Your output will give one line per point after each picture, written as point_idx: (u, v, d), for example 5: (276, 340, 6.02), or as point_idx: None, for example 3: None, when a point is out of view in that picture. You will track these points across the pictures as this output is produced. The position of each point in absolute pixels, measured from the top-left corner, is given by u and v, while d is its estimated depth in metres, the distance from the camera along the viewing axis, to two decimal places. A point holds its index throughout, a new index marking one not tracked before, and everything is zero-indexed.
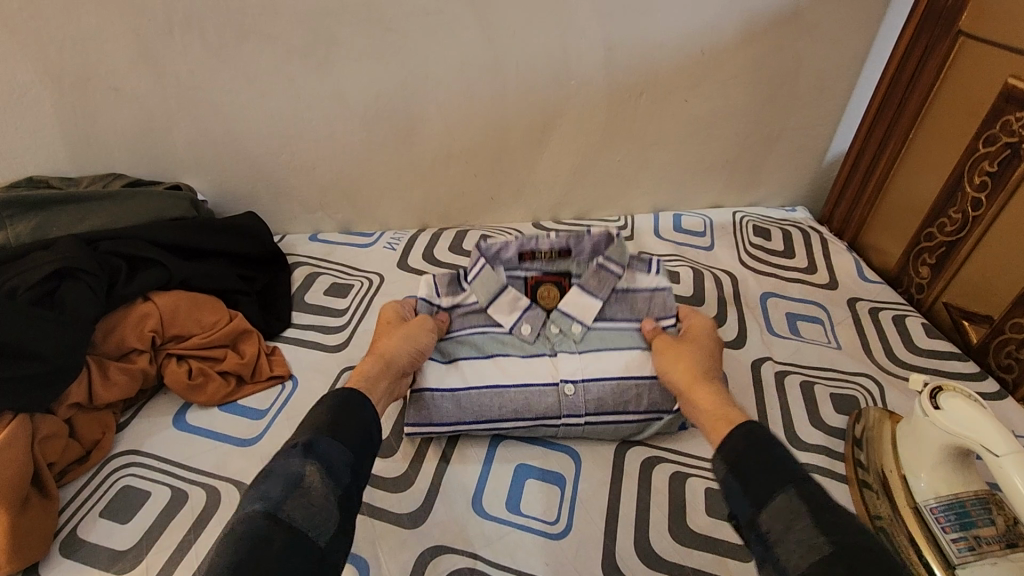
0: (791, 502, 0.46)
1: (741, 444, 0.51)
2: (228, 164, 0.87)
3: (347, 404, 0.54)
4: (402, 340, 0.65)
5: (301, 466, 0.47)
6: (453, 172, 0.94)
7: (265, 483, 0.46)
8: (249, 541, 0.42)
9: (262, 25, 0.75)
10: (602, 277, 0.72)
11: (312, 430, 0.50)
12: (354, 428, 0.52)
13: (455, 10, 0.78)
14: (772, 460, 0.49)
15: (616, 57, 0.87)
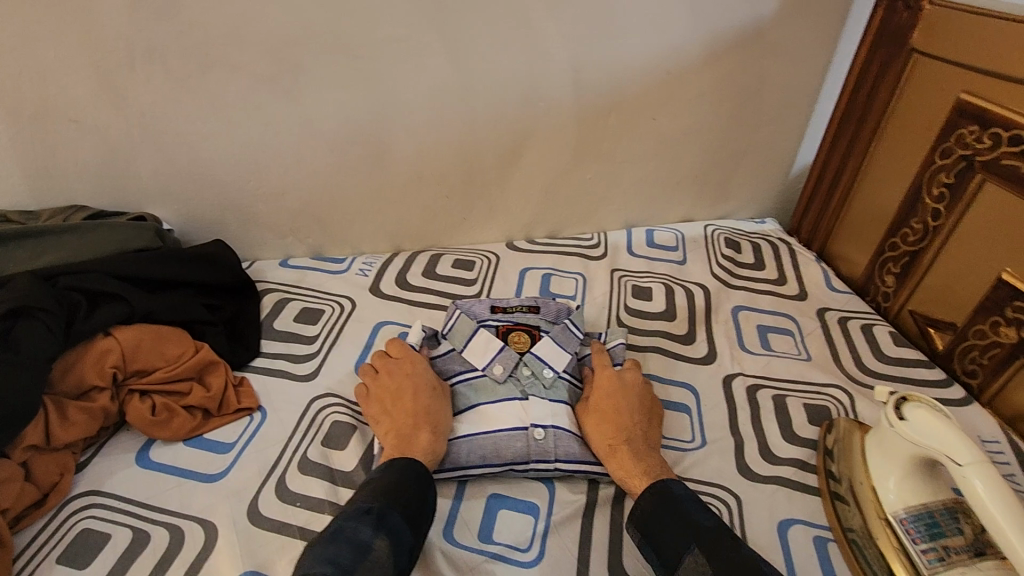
0: (695, 559, 0.52)
1: (650, 509, 0.58)
2: (195, 193, 0.86)
3: (411, 478, 0.58)
4: (444, 409, 0.67)
5: (372, 538, 0.51)
6: (424, 195, 0.94)
7: (337, 546, 0.49)
8: None
9: (225, 54, 0.75)
10: (569, 333, 0.77)
11: (382, 502, 0.54)
12: (416, 498, 0.56)
13: (420, 37, 0.78)
14: (678, 517, 0.56)
15: (583, 79, 0.88)
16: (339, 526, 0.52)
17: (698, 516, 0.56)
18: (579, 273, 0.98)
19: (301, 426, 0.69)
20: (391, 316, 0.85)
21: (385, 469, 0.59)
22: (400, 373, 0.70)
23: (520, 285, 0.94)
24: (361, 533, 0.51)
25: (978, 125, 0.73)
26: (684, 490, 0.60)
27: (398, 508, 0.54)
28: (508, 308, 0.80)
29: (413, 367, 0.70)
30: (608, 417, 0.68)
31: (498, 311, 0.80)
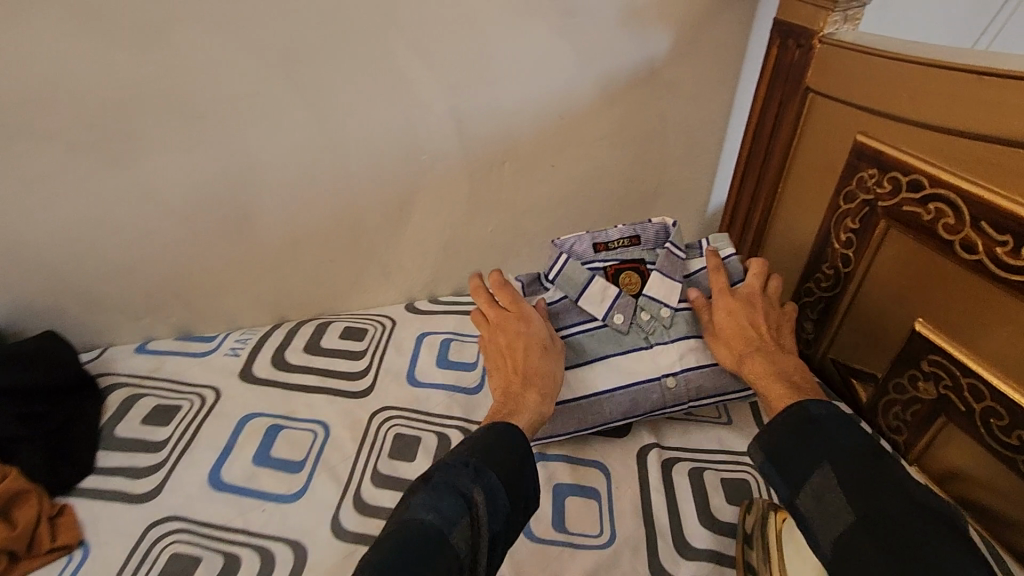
0: (826, 475, 0.52)
1: (787, 427, 0.56)
2: (21, 279, 0.74)
3: (514, 440, 0.56)
4: (549, 363, 0.67)
5: (470, 494, 0.51)
6: (305, 261, 0.84)
7: (438, 493, 0.50)
8: (402, 548, 0.46)
9: (32, 124, 0.64)
10: (675, 260, 0.74)
11: (479, 458, 0.54)
12: (507, 458, 0.55)
13: (271, 92, 0.69)
14: (813, 434, 0.54)
15: (468, 129, 0.81)
16: (442, 474, 0.52)
17: (834, 432, 0.54)
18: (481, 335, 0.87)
19: (129, 567, 0.58)
20: (262, 406, 0.74)
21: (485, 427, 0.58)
22: (500, 329, 0.69)
23: (415, 356, 0.83)
24: (461, 486, 0.51)
25: (877, 168, 0.69)
26: (827, 407, 0.56)
27: (494, 469, 0.53)
28: (609, 244, 0.76)
29: (506, 322, 0.69)
30: (739, 344, 0.68)
31: (602, 249, 0.76)
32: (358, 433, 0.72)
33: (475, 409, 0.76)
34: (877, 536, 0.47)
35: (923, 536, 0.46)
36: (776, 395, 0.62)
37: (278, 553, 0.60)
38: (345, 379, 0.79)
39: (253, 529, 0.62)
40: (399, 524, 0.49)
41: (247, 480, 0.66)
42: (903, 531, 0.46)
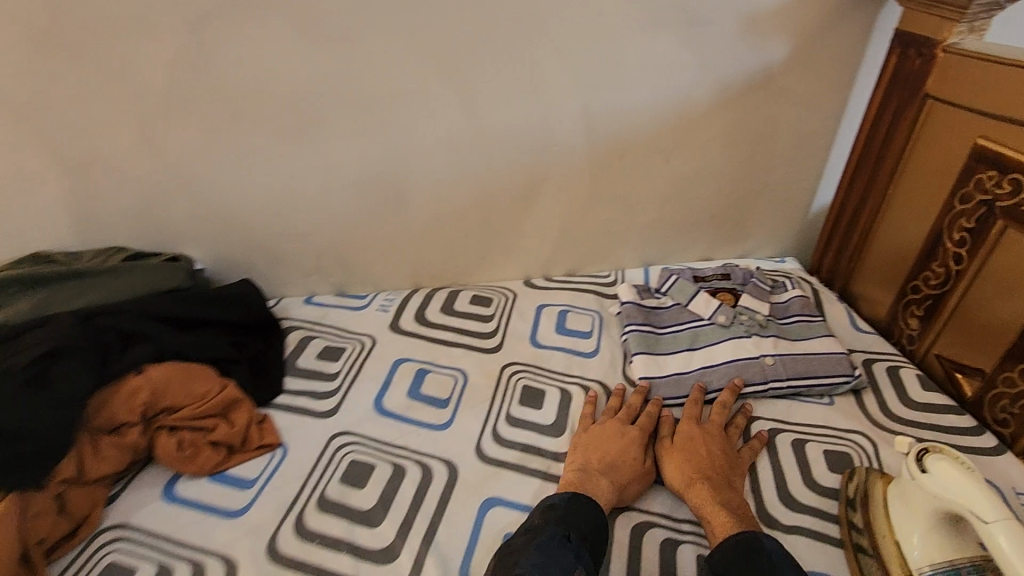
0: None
1: (733, 549, 0.58)
2: (224, 235, 0.88)
3: (595, 517, 0.62)
4: (632, 464, 0.69)
5: (573, 565, 0.56)
6: (444, 236, 0.96)
7: (544, 556, 0.56)
8: None
9: (252, 109, 0.77)
10: (761, 290, 0.96)
11: (581, 536, 0.59)
12: (592, 534, 0.60)
13: (436, 90, 0.80)
14: (756, 560, 0.56)
15: (596, 126, 0.90)
16: (548, 540, 0.58)
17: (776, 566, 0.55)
18: (596, 310, 0.96)
19: (320, 467, 0.71)
20: (411, 353, 0.86)
21: (571, 500, 0.64)
22: (618, 426, 0.74)
23: (536, 323, 0.93)
24: (565, 555, 0.56)
25: (996, 170, 0.73)
26: (775, 545, 0.58)
27: (589, 552, 0.59)
28: (707, 278, 1.00)
29: (626, 427, 0.74)
30: (686, 463, 0.69)
31: (700, 280, 0.99)
32: (492, 380, 0.83)
33: (593, 371, 0.85)
34: None
35: None
36: (719, 520, 0.62)
37: (436, 469, 0.71)
38: (478, 337, 0.89)
39: (414, 448, 0.73)
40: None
41: (405, 410, 0.78)
42: None
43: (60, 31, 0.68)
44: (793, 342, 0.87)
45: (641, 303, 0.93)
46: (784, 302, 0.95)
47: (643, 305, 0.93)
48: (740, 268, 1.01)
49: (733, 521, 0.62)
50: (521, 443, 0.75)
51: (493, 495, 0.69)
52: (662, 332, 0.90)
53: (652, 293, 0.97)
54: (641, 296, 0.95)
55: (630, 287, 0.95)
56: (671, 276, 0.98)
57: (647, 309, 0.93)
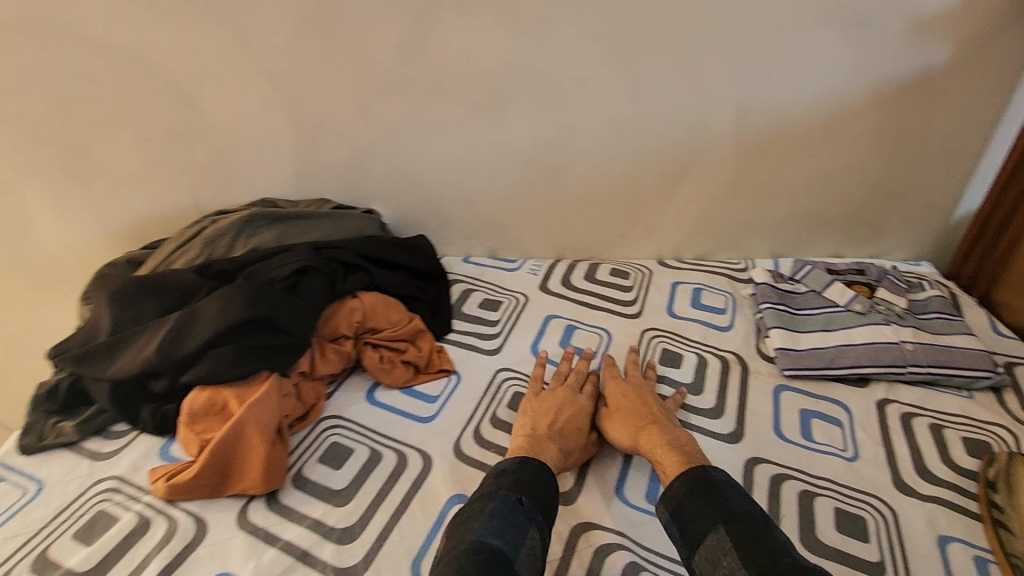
0: (721, 538, 0.56)
1: (687, 487, 0.61)
2: (408, 195, 1.02)
3: (542, 475, 0.64)
4: (573, 427, 0.73)
5: (527, 527, 0.58)
6: (591, 212, 1.06)
7: (498, 521, 0.58)
8: (475, 563, 0.53)
9: (455, 86, 0.90)
10: (898, 285, 0.98)
11: (531, 497, 0.61)
12: (539, 489, 0.63)
13: (610, 77, 0.90)
14: (708, 500, 0.59)
15: (749, 117, 0.96)
16: (499, 507, 0.59)
17: (727, 500, 0.59)
18: (729, 291, 1.02)
19: (490, 392, 0.82)
20: (561, 311, 0.97)
21: (521, 464, 0.65)
22: (563, 392, 0.78)
23: (672, 296, 1.00)
24: (518, 518, 0.58)
25: None
26: (723, 477, 0.62)
27: (541, 511, 0.61)
28: (841, 270, 1.03)
29: (569, 391, 0.78)
30: (630, 420, 0.73)
31: (834, 272, 1.03)
32: (634, 341, 0.91)
33: (729, 344, 0.92)
34: None
35: None
36: (667, 461, 0.66)
37: None
38: (620, 304, 0.98)
39: None
40: (458, 549, 0.55)
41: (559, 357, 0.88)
42: None
43: (318, 15, 0.83)
44: (932, 335, 0.90)
45: (776, 285, 0.99)
46: (923, 298, 0.96)
47: (778, 287, 0.99)
48: (876, 265, 1.03)
49: (683, 459, 0.66)
50: (665, 395, 0.83)
51: None
52: (797, 312, 0.95)
53: (786, 279, 1.02)
54: (776, 280, 1.00)
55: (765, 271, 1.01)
56: (806, 266, 1.03)
57: (782, 291, 0.99)
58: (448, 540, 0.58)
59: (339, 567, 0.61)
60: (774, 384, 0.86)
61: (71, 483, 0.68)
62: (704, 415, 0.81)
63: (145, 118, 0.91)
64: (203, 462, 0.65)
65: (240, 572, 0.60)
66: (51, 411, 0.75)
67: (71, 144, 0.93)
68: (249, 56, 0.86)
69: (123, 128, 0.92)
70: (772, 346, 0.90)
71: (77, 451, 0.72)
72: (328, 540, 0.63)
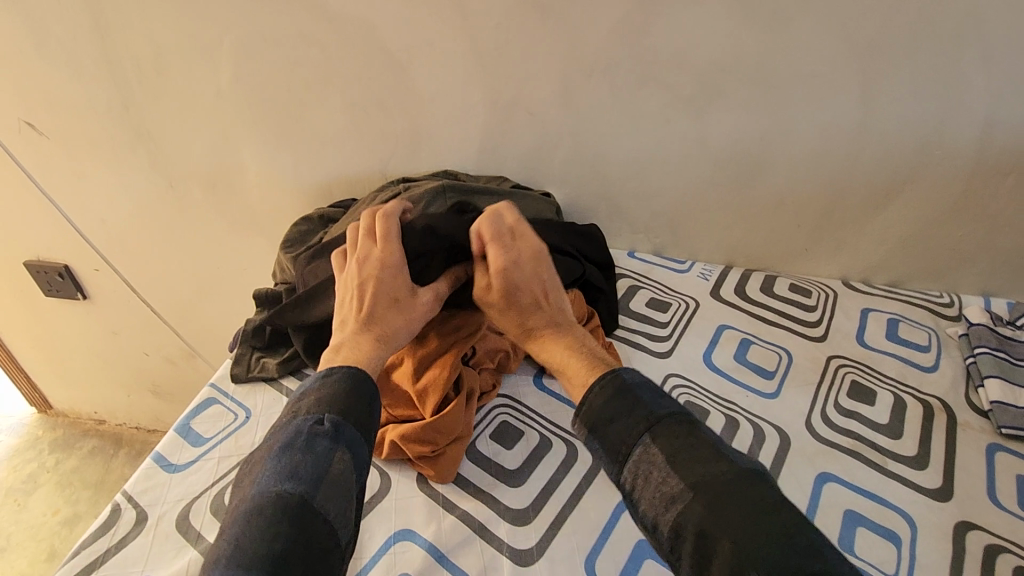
0: (647, 449, 0.51)
1: (607, 397, 0.55)
2: (586, 182, 1.00)
3: (355, 387, 0.58)
4: (389, 314, 0.66)
5: (332, 453, 0.52)
6: (777, 219, 0.98)
7: (291, 454, 0.50)
8: (269, 522, 0.46)
9: (662, 75, 0.87)
10: None
11: (335, 412, 0.54)
12: (353, 407, 0.56)
13: (838, 75, 0.82)
14: (631, 405, 0.54)
15: (996, 134, 0.84)
16: (294, 441, 0.52)
17: (647, 402, 0.54)
18: (932, 328, 0.90)
19: None
20: (733, 322, 0.91)
21: (321, 382, 0.58)
22: (356, 262, 0.69)
23: (864, 324, 0.91)
24: (318, 446, 0.51)
25: None
26: (636, 376, 0.57)
27: (349, 425, 0.54)
28: None
29: (362, 259, 0.69)
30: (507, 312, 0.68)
31: None
32: (819, 366, 0.84)
33: (931, 386, 0.82)
34: (734, 504, 0.46)
35: (757, 516, 0.45)
36: (573, 376, 0.62)
37: (768, 432, 0.74)
38: (801, 324, 0.91)
39: (744, 407, 0.78)
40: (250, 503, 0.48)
41: (734, 370, 0.83)
42: (751, 518, 0.45)
43: None
44: None
45: (995, 329, 0.87)
46: None
47: (996, 331, 0.87)
48: None
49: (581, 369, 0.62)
50: (856, 432, 0.75)
51: (827, 470, 0.70)
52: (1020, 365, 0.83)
53: (1007, 324, 0.89)
54: (995, 323, 0.88)
55: (983, 311, 0.89)
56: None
57: (1000, 336, 0.87)
58: (239, 495, 0.50)
59: (514, 547, 0.61)
60: (988, 442, 0.75)
61: (273, 417, 0.74)
62: (904, 462, 0.72)
63: (355, 85, 0.96)
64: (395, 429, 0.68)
65: (422, 533, 0.62)
66: (255, 346, 0.82)
67: (288, 105, 1.01)
68: (464, 32, 0.88)
69: (336, 93, 0.98)
70: (989, 398, 0.79)
71: (277, 387, 0.78)
72: (502, 519, 0.63)
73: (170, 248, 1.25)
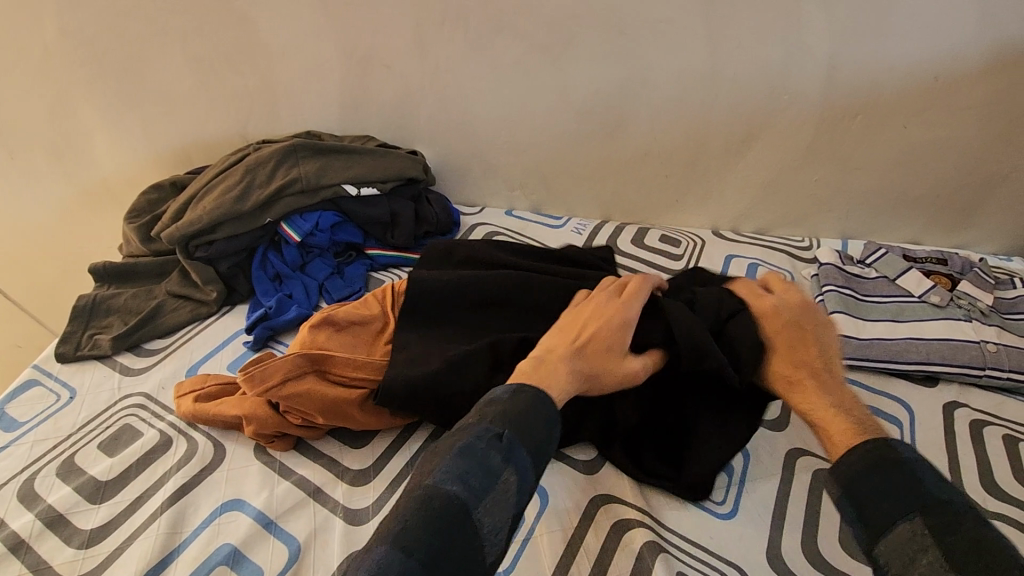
0: (915, 528, 0.40)
1: (861, 463, 0.45)
2: (455, 139, 0.98)
3: (547, 411, 0.46)
4: (610, 367, 0.57)
5: (498, 471, 0.41)
6: (646, 170, 0.98)
7: (464, 463, 0.40)
8: (428, 522, 0.37)
9: (513, 21, 0.84)
10: (982, 279, 0.85)
11: (519, 432, 0.43)
12: (542, 431, 0.45)
13: (687, 19, 0.82)
14: (901, 480, 0.42)
15: (838, 76, 0.85)
16: (467, 442, 0.42)
17: (925, 480, 0.42)
18: (787, 270, 0.94)
19: None
20: None
21: (516, 393, 0.47)
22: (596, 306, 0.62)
23: (725, 270, 0.93)
24: (491, 459, 0.41)
25: None
26: (914, 453, 0.44)
27: (529, 453, 0.43)
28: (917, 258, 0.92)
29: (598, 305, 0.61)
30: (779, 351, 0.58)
31: (909, 258, 0.93)
32: None
33: None
34: None
35: None
36: (835, 434, 0.49)
37: None
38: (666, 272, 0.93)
39: None
40: (414, 491, 0.40)
41: None
42: None
43: None
44: (1019, 338, 0.79)
45: (841, 268, 0.91)
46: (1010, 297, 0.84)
47: (842, 270, 0.90)
48: (961, 256, 0.91)
49: (856, 426, 0.49)
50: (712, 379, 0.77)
51: None
52: (862, 299, 0.87)
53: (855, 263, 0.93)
54: (842, 262, 0.92)
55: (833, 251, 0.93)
56: (882, 250, 0.93)
57: (847, 275, 0.90)
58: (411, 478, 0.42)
59: (349, 508, 0.59)
60: None
61: (101, 395, 0.69)
62: None
63: (197, 38, 0.89)
64: (287, 394, 0.62)
65: (252, 501, 0.59)
66: (89, 325, 0.77)
67: (125, 62, 0.93)
68: None
69: (175, 46, 0.90)
70: None
71: (109, 364, 0.73)
72: (339, 481, 0.61)
73: (25, 228, 1.15)
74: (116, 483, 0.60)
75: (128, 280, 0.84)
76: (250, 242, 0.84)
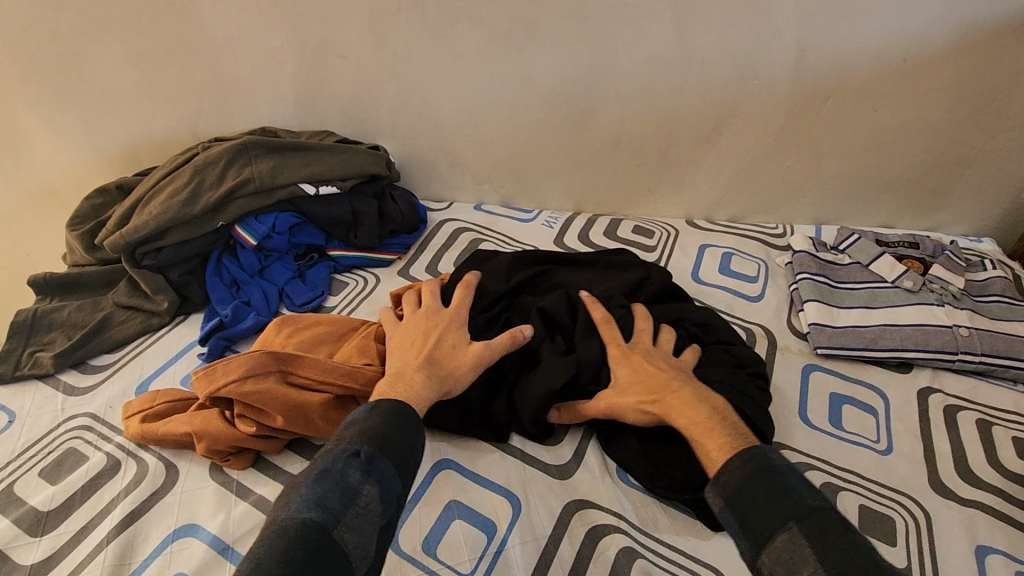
0: (792, 537, 0.43)
1: (745, 479, 0.48)
2: (418, 132, 0.94)
3: (407, 424, 0.51)
4: (459, 363, 0.61)
5: (360, 486, 0.45)
6: (616, 160, 0.95)
7: (324, 486, 0.44)
8: (292, 542, 0.40)
9: (473, 7, 0.80)
10: (954, 263, 0.84)
11: (376, 445, 0.48)
12: (398, 443, 0.49)
13: (653, 3, 0.79)
14: (781, 490, 0.46)
15: (808, 59, 0.83)
16: (327, 468, 0.45)
17: (801, 490, 0.45)
18: (761, 259, 0.93)
19: None
20: None
21: (371, 412, 0.52)
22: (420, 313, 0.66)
23: (699, 260, 0.92)
24: (351, 476, 0.45)
25: None
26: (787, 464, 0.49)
27: (389, 463, 0.47)
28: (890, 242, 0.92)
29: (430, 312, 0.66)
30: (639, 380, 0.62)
31: (882, 243, 0.92)
32: None
33: (754, 314, 0.84)
34: None
35: None
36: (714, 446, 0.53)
37: None
38: None
39: None
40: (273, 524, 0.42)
41: None
42: None
43: None
44: (990, 321, 0.78)
45: (815, 255, 0.89)
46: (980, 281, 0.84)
47: (816, 257, 0.89)
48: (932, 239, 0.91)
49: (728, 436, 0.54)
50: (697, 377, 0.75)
51: None
52: (836, 287, 0.86)
53: (829, 249, 0.91)
54: (816, 249, 0.90)
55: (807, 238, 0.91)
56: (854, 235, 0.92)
57: (820, 262, 0.89)
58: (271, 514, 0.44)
59: None
60: (804, 362, 0.78)
61: (43, 417, 0.66)
62: None
63: (138, 31, 0.84)
64: (249, 391, 0.58)
65: (207, 526, 0.55)
66: (30, 342, 0.73)
67: (61, 58, 0.87)
68: None
69: (115, 41, 0.85)
70: (807, 321, 0.81)
71: (52, 383, 0.69)
72: None
73: None
74: (58, 513, 0.57)
75: (71, 292, 0.79)
76: (203, 247, 0.79)
